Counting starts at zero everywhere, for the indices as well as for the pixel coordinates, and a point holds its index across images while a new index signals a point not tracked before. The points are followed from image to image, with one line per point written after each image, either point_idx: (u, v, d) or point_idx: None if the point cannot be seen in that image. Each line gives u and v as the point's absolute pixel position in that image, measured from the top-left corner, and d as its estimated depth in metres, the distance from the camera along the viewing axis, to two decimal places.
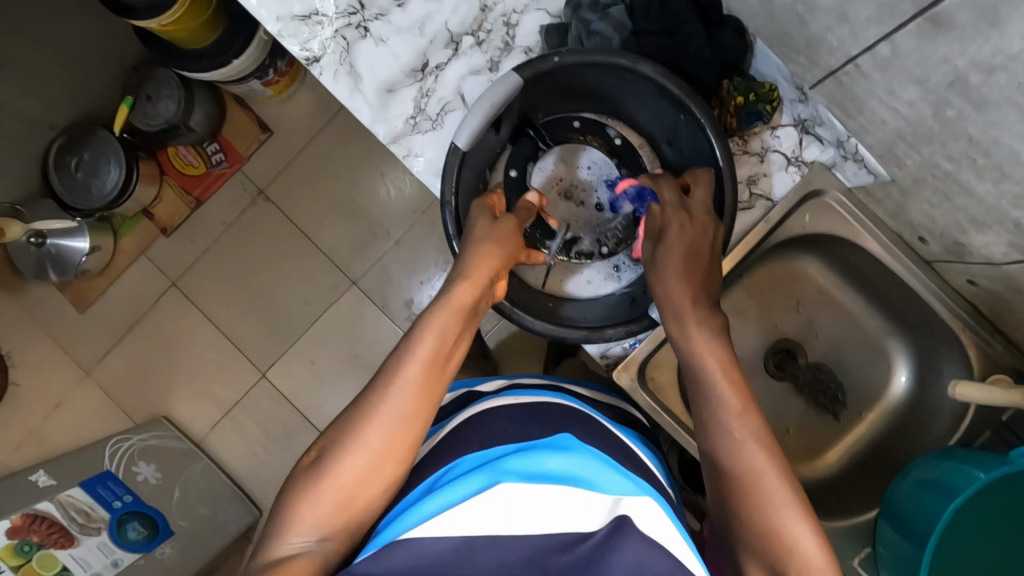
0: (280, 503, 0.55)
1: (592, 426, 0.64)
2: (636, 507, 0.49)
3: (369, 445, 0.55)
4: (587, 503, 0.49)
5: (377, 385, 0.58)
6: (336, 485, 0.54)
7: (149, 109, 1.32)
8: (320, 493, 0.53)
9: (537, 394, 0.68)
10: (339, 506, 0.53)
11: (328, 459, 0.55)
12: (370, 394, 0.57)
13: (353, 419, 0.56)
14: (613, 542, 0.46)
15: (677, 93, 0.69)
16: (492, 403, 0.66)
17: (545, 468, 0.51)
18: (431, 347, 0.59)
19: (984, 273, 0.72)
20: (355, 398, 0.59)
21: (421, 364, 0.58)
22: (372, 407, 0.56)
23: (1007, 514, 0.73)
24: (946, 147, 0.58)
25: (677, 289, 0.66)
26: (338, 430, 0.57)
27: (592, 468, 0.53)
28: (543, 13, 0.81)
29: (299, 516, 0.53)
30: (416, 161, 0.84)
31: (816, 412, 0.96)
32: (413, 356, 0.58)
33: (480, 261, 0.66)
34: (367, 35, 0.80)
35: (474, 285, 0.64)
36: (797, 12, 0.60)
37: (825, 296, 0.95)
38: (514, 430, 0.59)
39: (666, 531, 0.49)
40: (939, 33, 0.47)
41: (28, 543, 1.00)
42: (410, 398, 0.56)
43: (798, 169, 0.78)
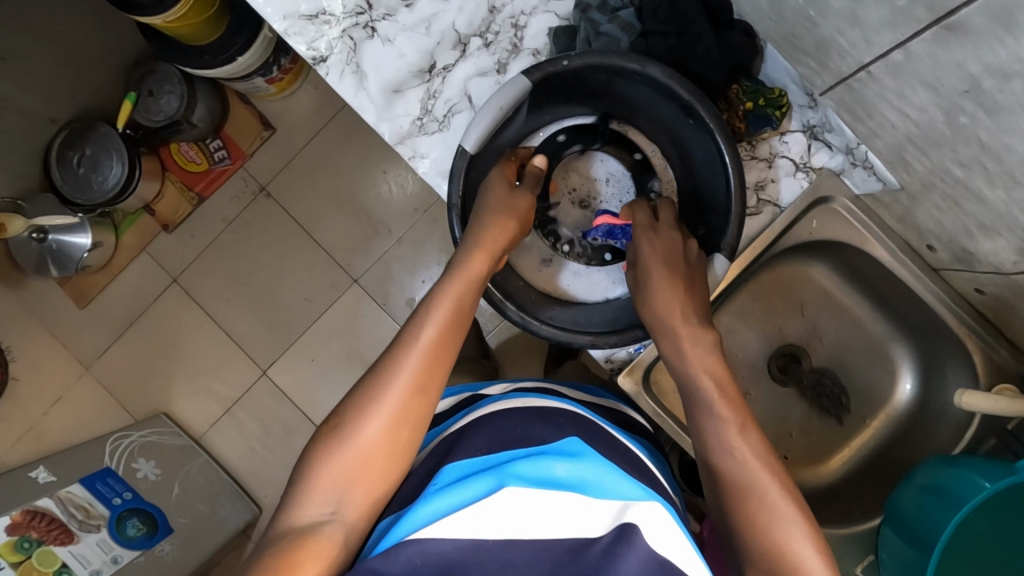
0: (296, 478, 0.55)
1: (598, 433, 0.64)
2: (643, 513, 0.49)
3: (385, 409, 0.56)
4: (591, 510, 0.49)
5: (393, 352, 0.59)
6: (359, 450, 0.54)
7: (151, 105, 1.32)
8: (341, 461, 0.54)
9: (541, 398, 0.67)
10: (360, 471, 0.54)
11: (348, 426, 0.56)
12: (388, 360, 0.59)
13: (374, 384, 0.57)
14: (617, 548, 0.45)
15: (686, 97, 0.69)
16: (496, 403, 0.65)
17: (554, 474, 0.51)
18: (446, 311, 0.62)
19: (991, 280, 0.71)
20: (372, 366, 0.60)
21: (437, 328, 0.60)
22: (389, 371, 0.58)
23: (1011, 523, 0.73)
24: (958, 154, 0.58)
25: (666, 306, 0.68)
26: (352, 400, 0.57)
27: (602, 477, 0.53)
28: (551, 15, 0.80)
29: (318, 487, 0.53)
30: (422, 162, 0.84)
31: (818, 417, 0.96)
32: (430, 321, 0.61)
33: (490, 232, 0.69)
34: (374, 35, 0.79)
35: (487, 257, 0.68)
36: (808, 15, 0.60)
37: (830, 301, 0.95)
38: (522, 433, 0.59)
39: (672, 540, 0.48)
40: (954, 39, 0.47)
41: (28, 539, 1.00)
42: (427, 357, 0.59)
43: (807, 175, 0.78)
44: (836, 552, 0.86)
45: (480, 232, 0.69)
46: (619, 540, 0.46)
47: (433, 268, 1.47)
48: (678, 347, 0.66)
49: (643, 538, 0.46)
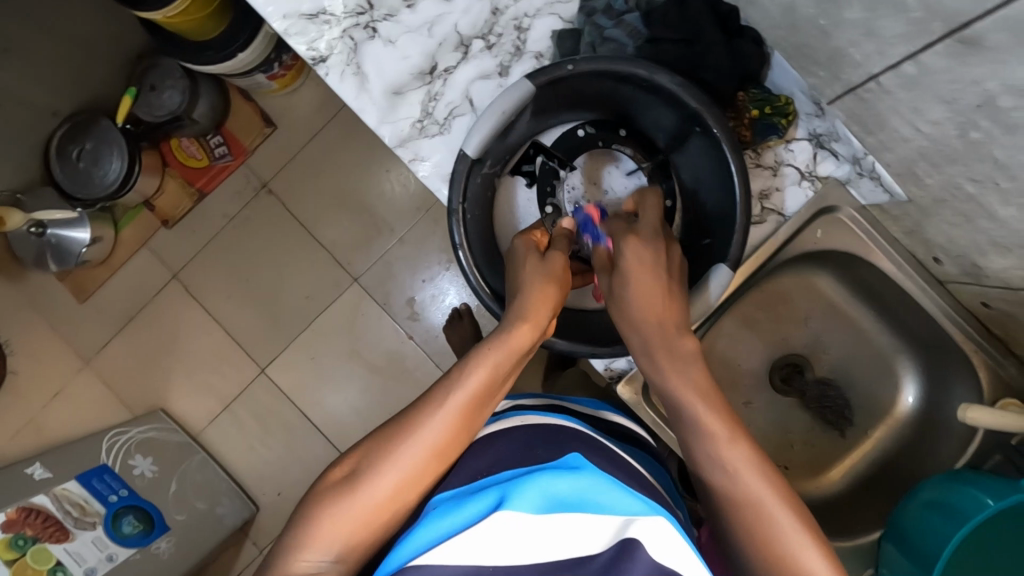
0: (301, 515, 0.54)
1: (601, 448, 0.63)
2: (647, 528, 0.45)
3: (402, 472, 0.54)
4: (594, 524, 0.46)
5: (420, 409, 0.57)
6: (366, 505, 0.53)
7: (153, 99, 1.30)
8: (334, 525, 0.52)
9: (542, 416, 0.67)
10: (363, 527, 0.53)
11: (360, 475, 0.54)
12: (412, 419, 0.56)
13: (393, 437, 0.56)
14: (621, 563, 0.42)
15: (694, 104, 0.67)
16: (498, 424, 0.65)
17: (554, 490, 0.48)
18: (483, 380, 0.58)
19: (1000, 296, 0.70)
20: (395, 414, 0.58)
21: (468, 397, 0.57)
22: (412, 433, 0.55)
23: (1016, 542, 0.72)
24: (970, 169, 0.57)
25: (649, 315, 0.60)
26: (373, 446, 0.56)
27: (604, 493, 0.49)
28: (556, 18, 0.78)
29: (320, 529, 0.52)
30: (422, 166, 0.82)
31: (821, 428, 0.95)
32: (462, 386, 0.57)
33: (538, 300, 0.63)
34: (376, 36, 0.78)
35: (534, 329, 0.62)
36: (819, 25, 0.58)
37: (835, 311, 0.93)
38: (522, 453, 0.57)
39: (680, 553, 0.45)
40: (971, 54, 0.46)
41: (22, 537, 1.00)
42: (452, 432, 0.56)
43: (812, 185, 0.76)
44: None
45: (528, 296, 0.63)
46: (624, 554, 0.42)
47: (435, 268, 1.46)
48: (660, 369, 0.58)
49: (646, 551, 0.43)
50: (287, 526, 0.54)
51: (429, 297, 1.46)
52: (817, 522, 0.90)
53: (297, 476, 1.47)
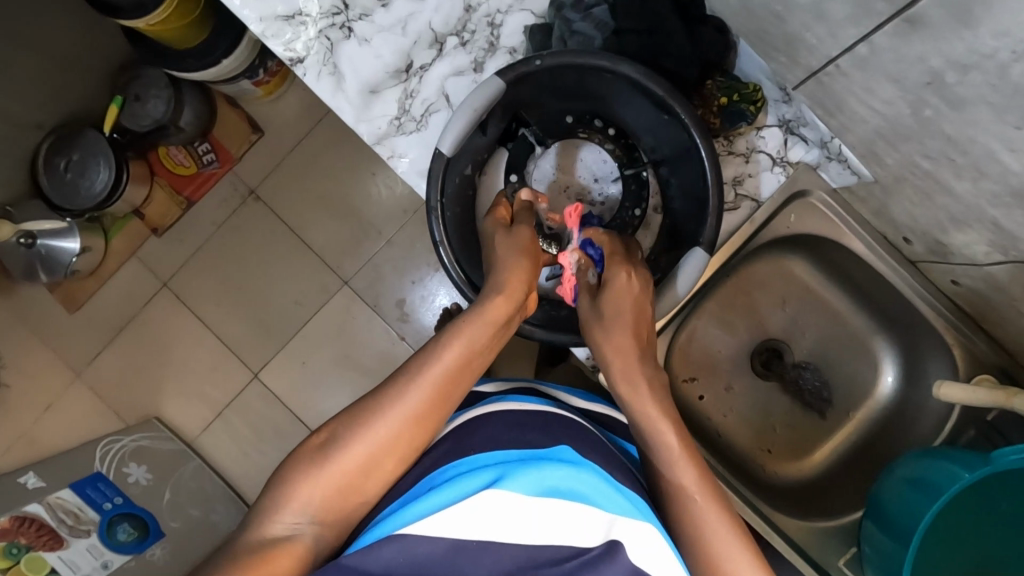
0: (278, 478, 0.55)
1: (588, 434, 0.64)
2: (630, 531, 0.49)
3: (378, 437, 0.56)
4: (581, 519, 0.48)
5: (396, 380, 0.59)
6: (341, 470, 0.54)
7: (137, 109, 1.32)
8: (311, 484, 0.54)
9: (538, 401, 0.67)
10: (336, 493, 0.54)
11: (337, 442, 0.55)
12: (388, 388, 0.58)
13: (370, 408, 0.57)
14: (596, 564, 0.46)
15: (660, 93, 0.69)
16: (491, 405, 0.65)
17: (545, 479, 0.50)
18: (459, 353, 0.60)
19: (966, 272, 0.72)
20: (373, 387, 0.60)
21: (444, 370, 0.59)
22: (387, 402, 0.57)
23: (989, 513, 0.73)
24: (926, 146, 0.58)
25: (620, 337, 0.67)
26: (349, 416, 0.57)
27: (595, 486, 0.51)
28: (527, 14, 0.80)
29: (295, 494, 0.53)
30: (400, 162, 0.84)
31: (802, 412, 0.96)
32: (438, 359, 0.60)
33: (511, 278, 0.66)
34: (351, 36, 0.80)
35: (508, 301, 0.65)
36: (776, 11, 0.60)
37: (812, 296, 0.95)
38: (515, 437, 0.58)
39: (655, 557, 0.48)
40: (914, 32, 0.47)
41: (16, 545, 1.00)
42: (429, 402, 0.58)
43: (784, 169, 0.78)
44: (820, 546, 0.87)
45: (503, 276, 0.66)
46: (602, 556, 0.46)
47: (423, 269, 1.47)
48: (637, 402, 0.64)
49: (626, 555, 0.47)
50: (263, 491, 0.56)
51: (418, 297, 1.47)
52: (800, 503, 0.92)
53: None
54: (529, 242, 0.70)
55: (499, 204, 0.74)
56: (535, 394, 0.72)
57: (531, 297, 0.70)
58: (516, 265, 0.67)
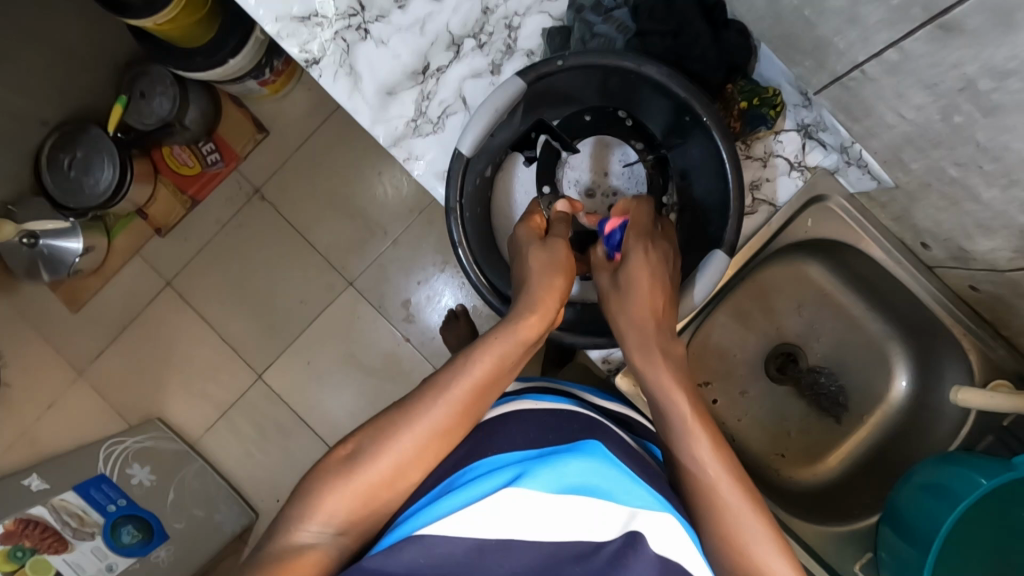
0: (303, 489, 0.55)
1: (607, 431, 0.63)
2: (650, 522, 0.48)
3: (404, 451, 0.55)
4: (601, 513, 0.48)
5: (423, 396, 0.58)
6: (366, 483, 0.54)
7: (143, 107, 1.31)
8: (336, 498, 0.53)
9: (556, 402, 0.67)
10: (361, 504, 0.54)
11: (362, 456, 0.55)
12: (414, 404, 0.57)
13: (394, 421, 0.57)
14: (622, 557, 0.45)
15: (682, 95, 0.68)
16: (509, 405, 0.65)
17: (564, 475, 0.49)
18: (487, 369, 0.59)
19: (987, 277, 0.71)
20: (396, 400, 0.59)
21: (471, 386, 0.58)
22: (413, 417, 0.57)
23: (1007, 519, 0.73)
24: (954, 152, 0.58)
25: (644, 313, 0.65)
26: (375, 429, 0.57)
27: (615, 482, 0.51)
28: (545, 15, 0.80)
29: (319, 504, 0.53)
30: (416, 164, 0.83)
31: (815, 415, 0.96)
32: (466, 375, 0.59)
33: (545, 293, 0.64)
34: (368, 37, 0.79)
35: (541, 319, 0.63)
36: (804, 15, 0.59)
37: (826, 299, 0.95)
38: (534, 436, 0.58)
39: (680, 550, 0.48)
40: (951, 38, 0.47)
41: (21, 549, 1.00)
42: (455, 417, 0.57)
43: (801, 174, 0.78)
44: (834, 550, 0.86)
45: (534, 290, 0.64)
46: (627, 549, 0.45)
47: (429, 270, 1.46)
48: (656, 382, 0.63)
49: (650, 547, 0.46)
50: (287, 501, 0.56)
51: (424, 298, 1.47)
52: (814, 507, 0.92)
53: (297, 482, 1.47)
54: (563, 254, 0.67)
55: (534, 213, 0.73)
56: (552, 392, 0.72)
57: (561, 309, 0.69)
58: (552, 284, 0.63)
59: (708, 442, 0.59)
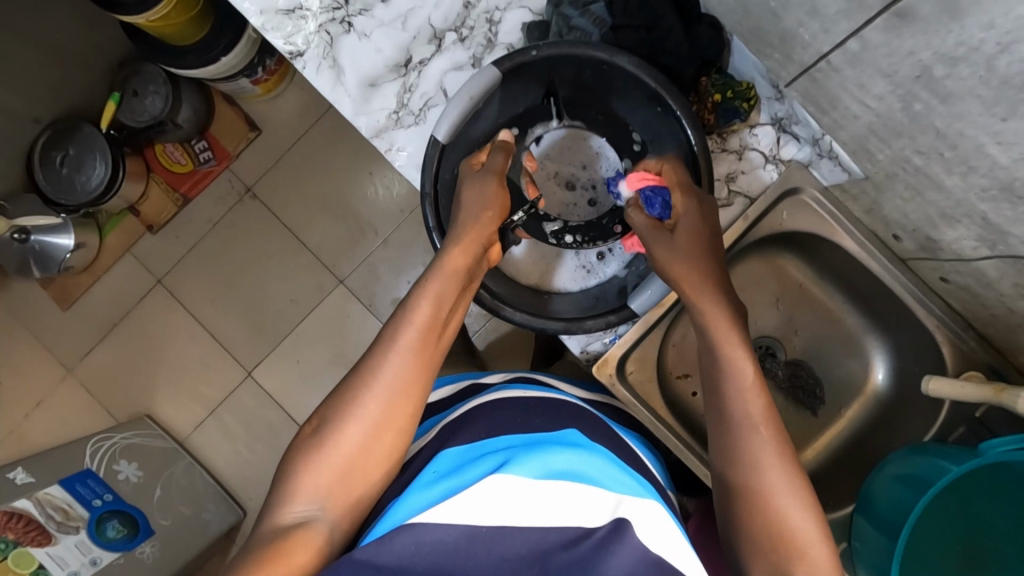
0: (282, 473, 0.56)
1: (592, 419, 0.64)
2: (635, 509, 0.49)
3: (365, 411, 0.56)
4: (588, 499, 0.48)
5: (372, 355, 0.60)
6: (339, 451, 0.55)
7: (136, 105, 1.33)
8: (315, 474, 0.54)
9: (540, 389, 0.68)
10: (342, 473, 0.54)
11: (330, 426, 0.56)
12: (365, 366, 0.59)
13: (353, 386, 0.58)
14: (608, 542, 0.45)
15: (654, 84, 0.71)
16: (496, 393, 0.67)
17: (551, 462, 0.50)
18: (428, 312, 0.62)
19: (955, 268, 0.73)
20: (352, 368, 0.61)
21: (416, 331, 0.60)
22: (368, 376, 0.58)
23: (978, 506, 0.74)
24: (916, 141, 0.59)
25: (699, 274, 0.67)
26: (335, 400, 0.58)
27: (597, 468, 0.52)
28: (525, 10, 0.82)
29: (302, 483, 0.54)
30: (398, 156, 0.84)
31: (794, 409, 0.97)
32: (410, 321, 0.61)
33: (471, 231, 0.68)
34: (351, 30, 0.81)
35: (471, 255, 0.67)
36: (770, 7, 0.61)
37: (805, 295, 0.96)
38: (521, 420, 0.60)
39: (664, 534, 0.49)
40: (904, 26, 0.49)
41: (5, 541, 0.98)
42: (410, 363, 0.59)
43: (776, 167, 0.79)
44: None
45: (462, 230, 0.68)
46: (611, 534, 0.45)
47: (420, 269, 1.47)
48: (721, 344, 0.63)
49: (636, 535, 0.46)
50: (270, 491, 0.56)
51: None
52: None
53: None
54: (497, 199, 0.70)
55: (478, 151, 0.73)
56: (538, 384, 0.73)
57: (495, 248, 0.73)
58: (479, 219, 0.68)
59: (759, 407, 0.60)
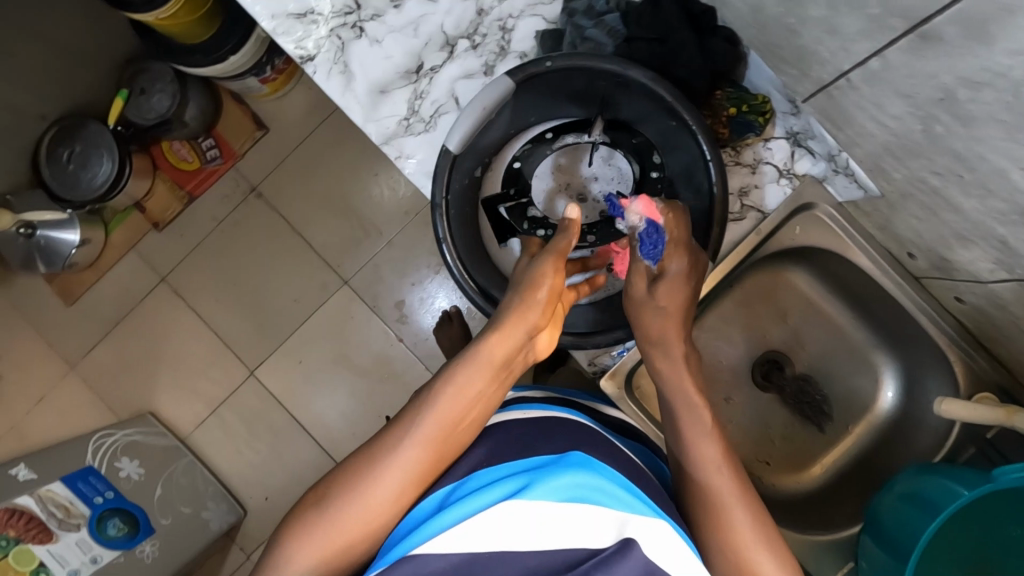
0: (279, 536, 0.55)
1: (596, 440, 0.63)
2: (643, 527, 0.46)
3: (374, 489, 0.54)
4: (593, 518, 0.46)
5: (391, 434, 0.57)
6: (340, 526, 0.53)
7: (142, 102, 1.32)
8: (314, 543, 0.53)
9: (545, 411, 0.67)
10: (339, 547, 0.53)
11: (333, 500, 0.54)
12: (381, 444, 0.56)
13: (364, 463, 0.56)
14: (610, 561, 0.43)
15: (669, 99, 0.69)
16: (498, 417, 0.65)
17: (559, 485, 0.48)
18: (455, 405, 0.57)
19: (969, 289, 0.72)
20: (365, 441, 0.58)
21: (438, 425, 0.56)
22: (383, 459, 0.55)
23: (986, 530, 0.73)
24: (934, 163, 0.58)
25: (660, 324, 0.68)
26: (344, 474, 0.56)
27: (605, 487, 0.49)
28: (539, 19, 0.81)
29: (298, 549, 0.53)
30: (407, 163, 0.84)
31: (800, 423, 0.96)
32: (433, 412, 0.56)
33: (513, 315, 0.60)
34: (362, 36, 0.80)
35: (513, 343, 0.60)
36: (788, 23, 0.60)
37: (814, 309, 0.95)
38: (523, 446, 0.58)
39: (673, 553, 0.46)
40: (927, 48, 0.48)
41: (5, 538, 0.98)
42: (427, 457, 0.56)
43: (790, 182, 0.79)
44: (814, 559, 0.86)
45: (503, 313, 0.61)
46: (616, 553, 0.43)
47: (424, 271, 1.47)
48: (680, 383, 0.68)
49: (642, 552, 0.44)
50: (266, 551, 0.55)
51: (418, 299, 1.47)
52: (797, 516, 0.92)
53: (285, 480, 1.47)
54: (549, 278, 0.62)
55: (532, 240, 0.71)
56: (550, 403, 0.71)
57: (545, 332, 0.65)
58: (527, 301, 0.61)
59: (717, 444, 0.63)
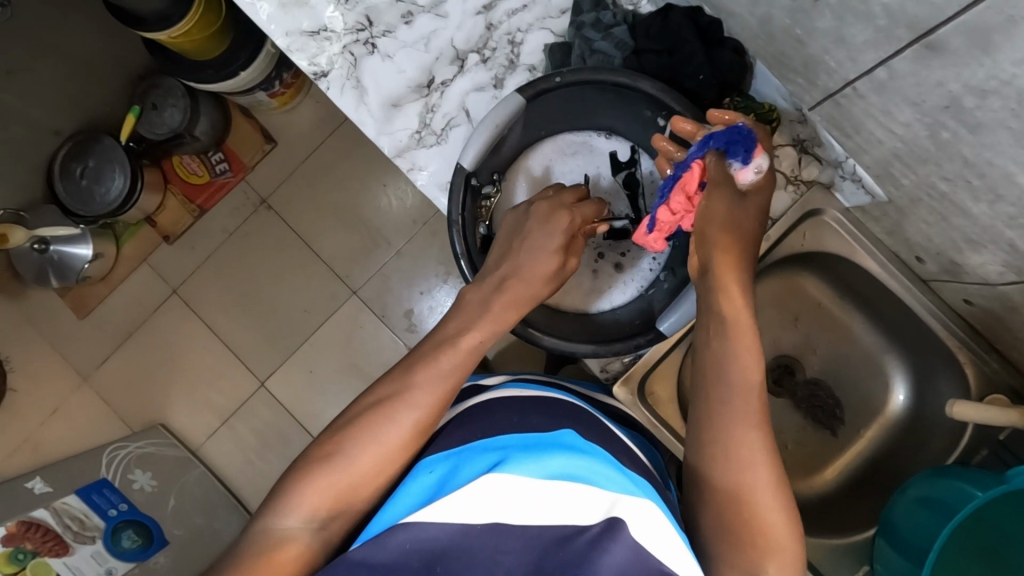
0: (281, 487, 0.55)
1: (593, 423, 0.61)
2: (632, 508, 0.45)
3: (386, 440, 0.56)
4: (584, 500, 0.45)
5: (402, 389, 0.59)
6: (348, 475, 0.54)
7: (155, 118, 1.34)
8: (319, 491, 0.53)
9: (539, 389, 0.65)
10: (344, 495, 0.54)
11: (343, 450, 0.55)
12: (394, 398, 0.58)
13: (374, 416, 0.57)
14: (602, 541, 0.42)
15: (677, 109, 0.71)
16: (493, 392, 0.64)
17: (548, 463, 0.47)
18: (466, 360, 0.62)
19: (979, 292, 0.72)
20: (371, 395, 0.60)
21: (451, 380, 0.60)
22: (394, 411, 0.57)
23: (1002, 532, 0.73)
24: (942, 168, 0.59)
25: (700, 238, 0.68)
26: (351, 427, 0.57)
27: (596, 468, 0.48)
28: (547, 32, 0.82)
29: (301, 499, 0.53)
30: (419, 175, 0.85)
31: (812, 428, 0.97)
32: (445, 367, 0.61)
33: (518, 283, 0.67)
34: (375, 52, 0.82)
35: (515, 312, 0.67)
36: (795, 33, 0.61)
37: (823, 312, 0.96)
38: (517, 421, 0.56)
39: (661, 536, 0.45)
40: (934, 57, 0.49)
41: (23, 551, 1.00)
42: (434, 409, 0.58)
43: (797, 189, 0.80)
44: (829, 561, 0.86)
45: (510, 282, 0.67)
46: (605, 534, 0.43)
47: (432, 280, 1.48)
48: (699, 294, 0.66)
49: (631, 534, 0.43)
50: (265, 500, 0.55)
51: (426, 307, 1.48)
52: (812, 521, 0.92)
53: None
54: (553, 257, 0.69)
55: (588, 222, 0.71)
56: (538, 383, 0.72)
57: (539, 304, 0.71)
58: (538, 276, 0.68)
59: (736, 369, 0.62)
